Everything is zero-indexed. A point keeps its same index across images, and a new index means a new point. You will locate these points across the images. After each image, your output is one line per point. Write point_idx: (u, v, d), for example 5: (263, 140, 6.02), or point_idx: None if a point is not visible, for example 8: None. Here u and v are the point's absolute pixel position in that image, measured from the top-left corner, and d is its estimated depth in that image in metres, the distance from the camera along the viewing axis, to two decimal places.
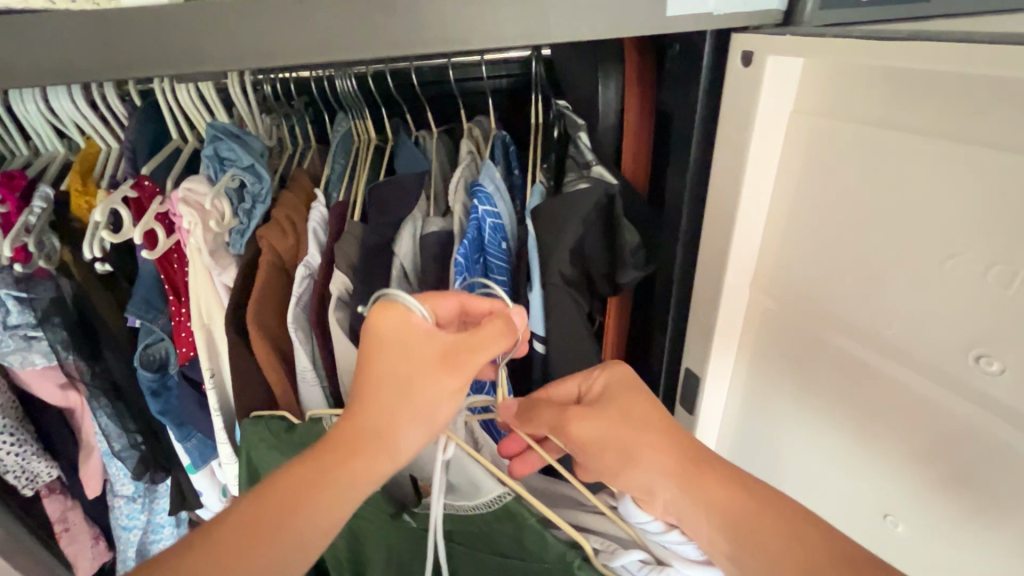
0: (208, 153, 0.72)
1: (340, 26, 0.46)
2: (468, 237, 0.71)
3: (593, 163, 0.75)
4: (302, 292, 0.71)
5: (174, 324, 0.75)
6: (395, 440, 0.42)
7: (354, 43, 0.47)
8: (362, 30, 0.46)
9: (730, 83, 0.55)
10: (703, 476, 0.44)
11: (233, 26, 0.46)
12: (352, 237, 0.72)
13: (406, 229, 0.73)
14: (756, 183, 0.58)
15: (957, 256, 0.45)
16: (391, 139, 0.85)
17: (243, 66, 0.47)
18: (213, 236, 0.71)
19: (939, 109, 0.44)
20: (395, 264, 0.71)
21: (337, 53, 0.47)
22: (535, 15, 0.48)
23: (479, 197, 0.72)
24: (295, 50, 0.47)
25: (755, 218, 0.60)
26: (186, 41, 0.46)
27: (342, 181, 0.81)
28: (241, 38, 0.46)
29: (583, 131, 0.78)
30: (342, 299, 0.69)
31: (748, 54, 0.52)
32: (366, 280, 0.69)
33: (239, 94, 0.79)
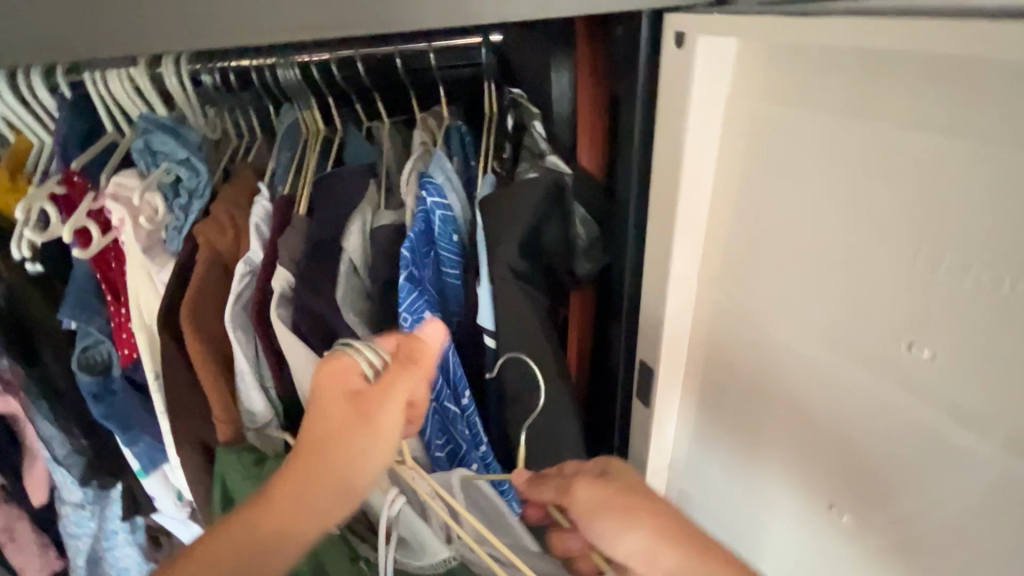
0: (139, 146, 0.70)
1: (252, 9, 0.44)
2: (415, 230, 0.68)
3: (548, 152, 0.74)
4: (242, 289, 0.69)
5: (114, 326, 0.73)
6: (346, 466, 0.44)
7: (265, 28, 0.45)
8: (274, 11, 0.44)
9: (667, 66, 0.53)
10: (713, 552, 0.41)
11: (136, 9, 0.43)
12: (298, 231, 0.70)
13: (354, 222, 0.70)
14: (698, 170, 0.56)
15: (889, 242, 0.44)
16: (340, 131, 0.81)
17: (150, 52, 0.45)
18: (147, 233, 0.70)
19: (869, 91, 0.43)
20: (342, 259, 0.68)
21: (251, 37, 0.45)
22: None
23: (427, 189, 0.69)
24: (201, 33, 0.44)
25: (699, 207, 0.59)
26: (85, 26, 0.43)
27: (288, 175, 0.78)
28: (145, 22, 0.43)
29: (537, 119, 0.77)
30: (286, 296, 0.67)
31: (681, 36, 0.51)
32: (310, 275, 0.67)
33: (176, 83, 0.76)
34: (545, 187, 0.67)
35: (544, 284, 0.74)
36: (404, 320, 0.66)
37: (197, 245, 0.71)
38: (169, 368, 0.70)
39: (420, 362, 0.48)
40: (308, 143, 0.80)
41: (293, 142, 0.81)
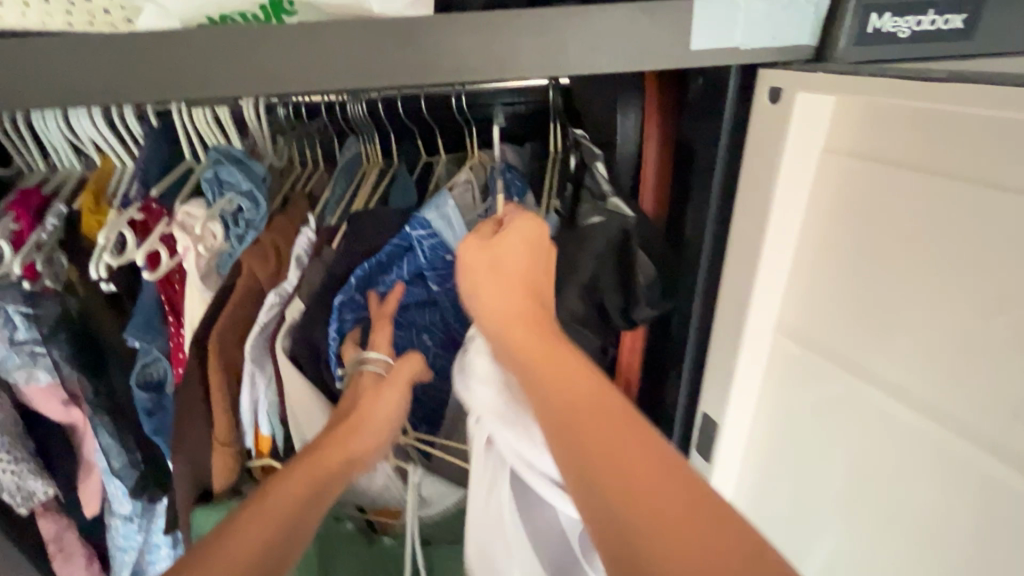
0: (208, 176, 0.72)
1: (353, 54, 0.46)
2: (376, 258, 0.67)
3: (611, 195, 0.70)
4: (267, 320, 0.69)
5: (174, 345, 0.76)
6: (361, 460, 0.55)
7: (362, 72, 0.46)
8: (373, 57, 0.46)
9: (757, 119, 0.51)
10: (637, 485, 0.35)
11: (249, 53, 0.46)
12: (319, 262, 0.70)
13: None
14: (782, 225, 0.54)
15: (1009, 311, 0.41)
16: (395, 164, 0.84)
17: (256, 91, 0.47)
18: (205, 261, 0.72)
19: (996, 159, 0.41)
20: (347, 289, 0.65)
21: (350, 80, 0.47)
22: (554, 47, 0.46)
23: (412, 223, 0.68)
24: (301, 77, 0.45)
25: (781, 261, 0.56)
26: (203, 68, 0.46)
27: (338, 207, 0.80)
28: (257, 66, 0.46)
29: (599, 160, 0.73)
30: (295, 327, 0.67)
31: (777, 90, 0.49)
32: (320, 305, 0.67)
33: (252, 116, 0.79)
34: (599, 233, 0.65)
35: (603, 328, 0.73)
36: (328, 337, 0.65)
37: (239, 273, 0.72)
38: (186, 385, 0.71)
39: (393, 382, 0.57)
40: (366, 177, 0.82)
41: (351, 175, 0.83)
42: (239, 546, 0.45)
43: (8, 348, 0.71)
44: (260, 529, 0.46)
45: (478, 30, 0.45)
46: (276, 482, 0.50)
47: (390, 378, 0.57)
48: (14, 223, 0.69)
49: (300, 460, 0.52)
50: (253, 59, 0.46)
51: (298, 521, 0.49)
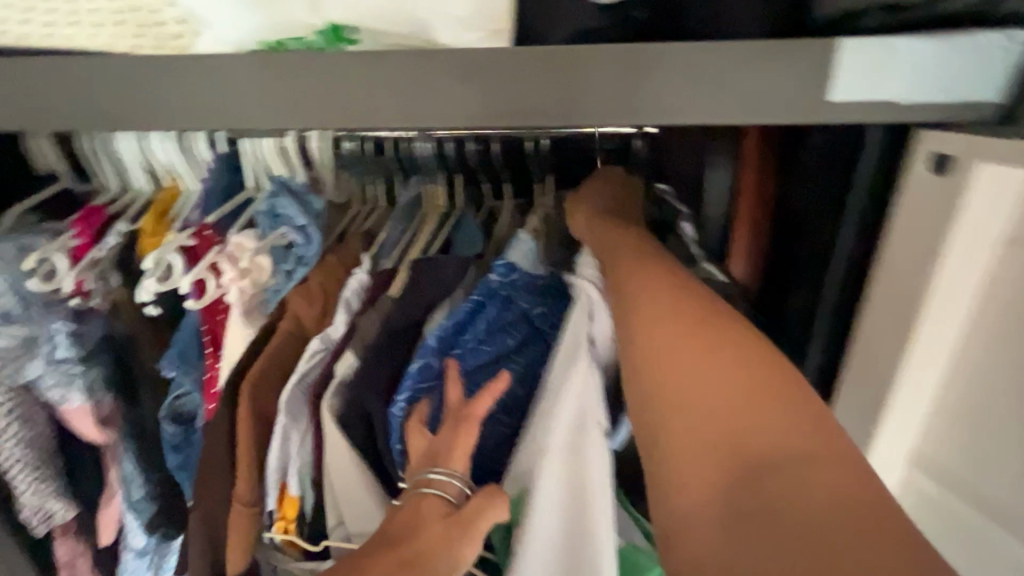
0: (264, 208, 0.69)
1: (413, 90, 0.40)
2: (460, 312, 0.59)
3: (703, 259, 0.63)
4: (308, 369, 0.63)
5: (208, 379, 0.71)
6: None
7: (420, 111, 0.41)
8: (434, 95, 0.40)
9: (913, 188, 0.42)
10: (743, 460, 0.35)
11: (302, 86, 0.42)
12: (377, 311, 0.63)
13: (441, 310, 0.65)
14: (928, 325, 0.42)
15: None
16: (460, 208, 0.79)
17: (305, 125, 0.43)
18: (250, 296, 0.67)
19: None
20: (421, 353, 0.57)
21: (407, 119, 0.41)
22: (643, 91, 0.38)
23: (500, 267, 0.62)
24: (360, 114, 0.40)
25: (924, 369, 0.45)
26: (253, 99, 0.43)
27: (394, 249, 0.73)
28: (310, 100, 0.42)
29: (686, 222, 0.67)
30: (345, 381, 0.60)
31: (943, 158, 0.39)
32: (376, 361, 0.60)
33: (319, 148, 0.76)
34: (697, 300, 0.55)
35: None
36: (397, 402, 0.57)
37: (284, 312, 0.68)
38: (214, 429, 0.64)
39: (463, 528, 0.46)
40: (428, 219, 0.77)
41: (411, 216, 0.78)
42: None
43: (46, 366, 0.69)
44: None
45: (562, 69, 0.38)
46: None
47: (460, 516, 0.47)
48: (73, 238, 0.68)
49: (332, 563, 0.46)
50: (305, 91, 0.42)
51: None
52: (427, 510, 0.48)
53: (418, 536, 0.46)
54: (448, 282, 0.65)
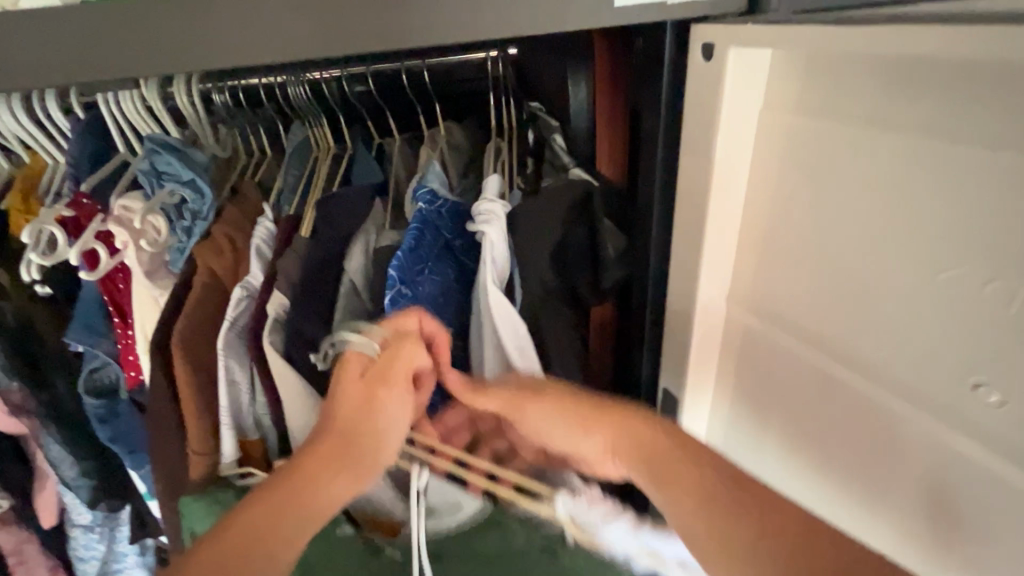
0: (145, 168, 0.70)
1: (262, 23, 0.42)
2: (404, 245, 0.63)
3: (571, 166, 0.71)
4: (237, 316, 0.66)
5: (122, 347, 0.72)
6: (386, 447, 0.53)
7: (275, 43, 0.43)
8: (286, 26, 0.43)
9: (693, 78, 0.52)
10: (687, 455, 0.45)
11: (139, 25, 0.41)
12: (294, 252, 0.67)
13: (356, 245, 0.69)
14: (726, 181, 0.55)
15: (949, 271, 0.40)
16: (350, 147, 0.81)
17: (153, 70, 0.43)
18: (150, 255, 0.69)
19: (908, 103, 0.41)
20: (343, 280, 0.66)
21: (263, 54, 0.43)
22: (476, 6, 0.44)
23: (421, 195, 0.66)
24: (205, 54, 0.43)
25: (728, 217, 0.57)
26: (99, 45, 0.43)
27: (293, 195, 0.76)
28: (152, 39, 0.42)
29: (557, 133, 0.75)
30: (279, 318, 0.64)
31: (708, 46, 0.49)
32: (307, 295, 0.64)
33: (187, 103, 0.74)
34: (556, 200, 0.64)
35: (573, 300, 0.71)
36: None
37: (196, 267, 0.69)
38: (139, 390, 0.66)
39: (393, 373, 0.54)
40: (318, 163, 0.79)
41: (303, 161, 0.80)
42: (239, 528, 0.44)
43: None
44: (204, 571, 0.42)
45: None
46: (272, 476, 0.48)
47: (377, 372, 0.53)
48: None
49: (291, 464, 0.49)
50: (145, 32, 0.41)
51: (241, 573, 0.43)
52: (354, 371, 0.53)
53: (354, 384, 0.53)
54: (340, 221, 0.68)
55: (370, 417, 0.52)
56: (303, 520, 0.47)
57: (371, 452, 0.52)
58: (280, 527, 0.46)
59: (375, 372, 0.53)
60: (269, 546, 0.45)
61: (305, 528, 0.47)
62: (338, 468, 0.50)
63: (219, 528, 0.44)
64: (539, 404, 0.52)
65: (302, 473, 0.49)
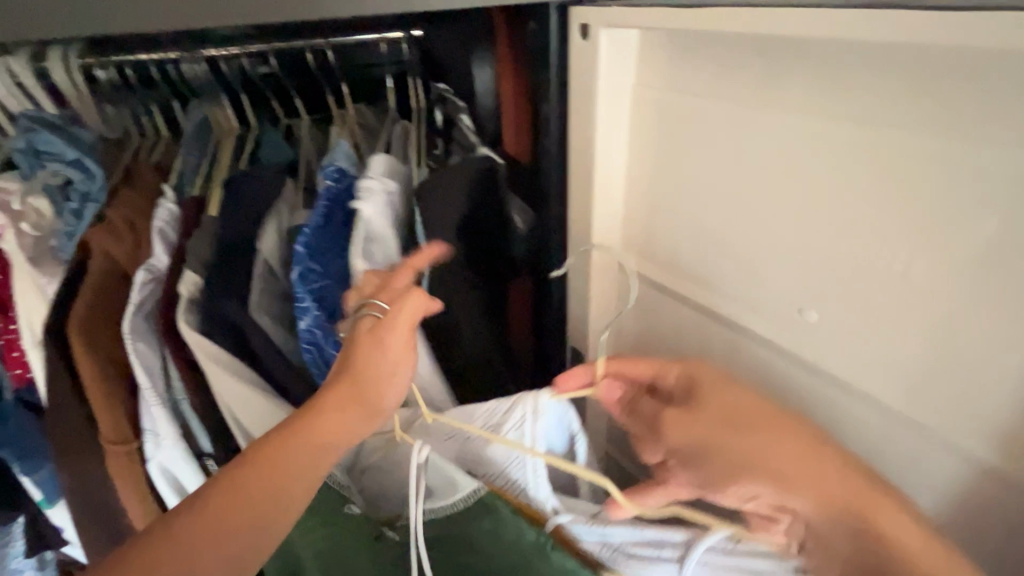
0: (22, 147, 0.65)
1: None
2: (312, 222, 0.64)
3: (478, 144, 0.75)
4: (144, 298, 0.64)
5: (3, 344, 0.68)
6: (397, 387, 0.45)
7: (174, 10, 0.43)
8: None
9: (576, 56, 0.59)
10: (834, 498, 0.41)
11: None
12: (206, 235, 0.65)
13: (270, 222, 0.68)
14: (614, 151, 0.62)
15: None
16: (255, 126, 0.79)
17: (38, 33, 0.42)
18: (35, 241, 0.65)
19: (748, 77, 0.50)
20: (258, 260, 0.65)
21: (162, 21, 0.44)
22: None
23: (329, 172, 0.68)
24: (90, 17, 0.42)
25: (619, 183, 0.64)
26: None
27: (197, 175, 0.75)
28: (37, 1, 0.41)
29: (463, 113, 0.79)
30: (193, 298, 0.63)
31: (585, 27, 0.56)
32: (220, 275, 0.62)
33: (66, 79, 0.70)
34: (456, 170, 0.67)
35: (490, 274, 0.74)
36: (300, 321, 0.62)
37: (89, 254, 0.65)
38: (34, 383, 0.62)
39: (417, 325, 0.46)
40: (222, 143, 0.77)
41: (205, 142, 0.77)
42: (228, 503, 0.39)
43: None
44: (194, 542, 0.37)
45: None
46: (278, 427, 0.42)
47: (394, 317, 0.45)
48: None
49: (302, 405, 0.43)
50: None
51: (238, 533, 0.39)
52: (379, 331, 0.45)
53: (378, 340, 0.45)
54: (250, 201, 0.67)
55: (392, 368, 0.45)
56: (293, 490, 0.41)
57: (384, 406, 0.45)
58: (291, 470, 0.41)
59: (398, 334, 0.45)
60: (268, 499, 0.40)
61: (296, 493, 0.41)
62: (353, 416, 0.43)
63: (215, 482, 0.39)
64: (745, 437, 0.44)
65: (314, 426, 0.42)
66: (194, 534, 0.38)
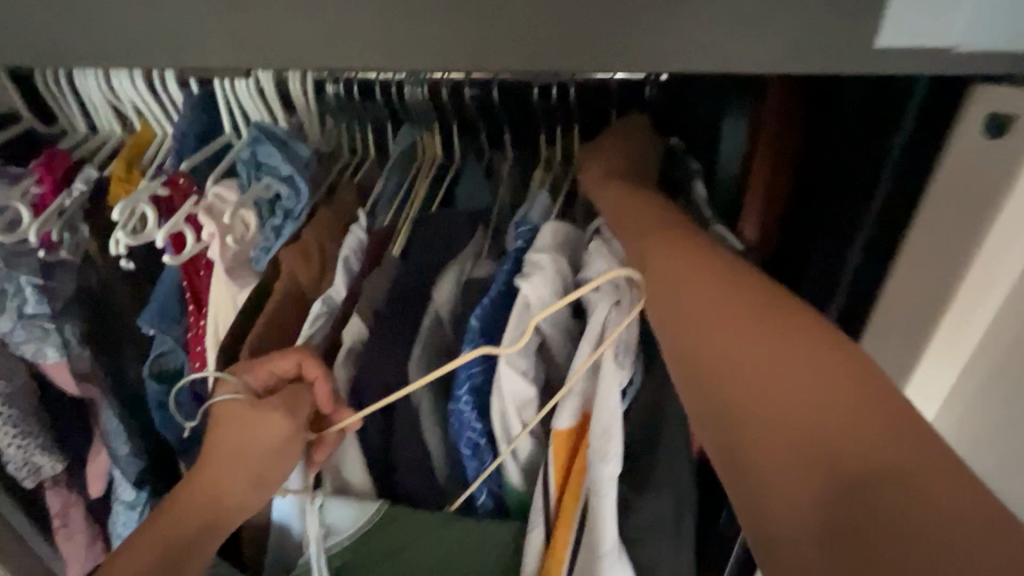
0: (245, 156, 0.64)
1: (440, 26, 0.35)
2: (489, 296, 0.54)
3: (714, 222, 0.59)
4: (313, 335, 0.58)
5: (190, 337, 0.68)
6: (238, 469, 0.53)
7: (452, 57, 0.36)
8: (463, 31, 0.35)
9: (956, 152, 0.42)
10: (869, 409, 0.30)
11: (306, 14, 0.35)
12: (384, 276, 0.60)
13: (450, 272, 0.60)
14: (968, 286, 0.43)
15: None
16: (457, 159, 0.73)
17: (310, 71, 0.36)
18: (234, 251, 0.62)
19: None
20: (428, 312, 0.57)
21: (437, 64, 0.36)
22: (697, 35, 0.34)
23: (519, 232, 0.58)
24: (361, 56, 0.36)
25: (955, 326, 0.46)
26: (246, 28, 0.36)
27: (391, 204, 0.69)
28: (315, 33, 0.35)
29: (698, 179, 0.64)
30: (356, 350, 0.57)
31: (995, 117, 0.39)
32: (391, 328, 0.56)
33: (299, 90, 0.70)
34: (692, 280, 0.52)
35: None
36: (456, 397, 0.54)
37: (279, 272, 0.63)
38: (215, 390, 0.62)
39: (261, 392, 0.54)
40: (422, 171, 0.72)
41: (404, 170, 0.72)
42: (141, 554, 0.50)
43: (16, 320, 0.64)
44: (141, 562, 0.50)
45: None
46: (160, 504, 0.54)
47: (286, 396, 0.53)
48: (36, 185, 0.64)
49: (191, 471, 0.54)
50: None
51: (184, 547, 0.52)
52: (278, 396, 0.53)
53: (240, 419, 0.53)
54: (435, 246, 0.61)
55: (251, 427, 0.53)
56: (235, 497, 0.54)
57: (219, 488, 0.53)
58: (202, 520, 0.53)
59: (242, 406, 0.53)
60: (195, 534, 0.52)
61: (218, 522, 0.54)
62: (242, 481, 0.54)
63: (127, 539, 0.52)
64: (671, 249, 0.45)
65: (243, 444, 0.53)
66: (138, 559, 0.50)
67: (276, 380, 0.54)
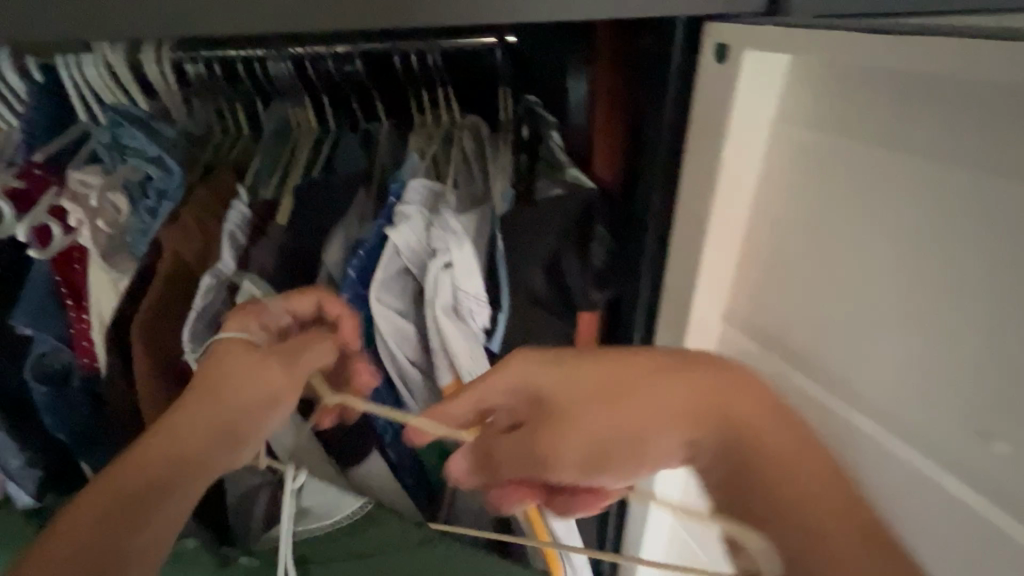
0: (107, 141, 0.65)
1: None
2: (365, 246, 0.58)
3: (567, 164, 0.68)
4: (205, 306, 0.60)
5: (75, 333, 0.67)
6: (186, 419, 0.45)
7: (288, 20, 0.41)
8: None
9: (705, 79, 0.52)
10: (705, 417, 0.38)
11: None
12: (271, 243, 0.63)
13: (338, 233, 0.64)
14: (738, 188, 0.55)
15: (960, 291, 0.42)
16: (334, 130, 0.76)
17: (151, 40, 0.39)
18: (109, 237, 0.62)
19: (942, 123, 0.41)
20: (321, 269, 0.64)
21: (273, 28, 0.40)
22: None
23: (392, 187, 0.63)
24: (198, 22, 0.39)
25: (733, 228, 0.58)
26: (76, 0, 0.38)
27: (272, 178, 0.71)
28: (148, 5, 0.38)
29: (554, 130, 0.72)
30: None
31: (723, 47, 0.49)
32: (288, 286, 0.62)
33: (155, 71, 0.68)
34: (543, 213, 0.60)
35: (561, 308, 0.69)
36: None
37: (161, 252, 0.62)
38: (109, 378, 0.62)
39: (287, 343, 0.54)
40: (298, 144, 0.74)
41: (281, 145, 0.74)
42: (126, 482, 0.40)
43: None
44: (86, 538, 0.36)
45: None
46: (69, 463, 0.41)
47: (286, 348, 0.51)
48: None
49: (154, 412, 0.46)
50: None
51: (132, 520, 0.39)
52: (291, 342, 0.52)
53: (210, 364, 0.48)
54: (317, 209, 0.64)
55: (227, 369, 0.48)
56: (199, 451, 0.44)
57: (245, 428, 0.47)
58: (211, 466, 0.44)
59: (252, 360, 0.49)
60: (154, 497, 0.40)
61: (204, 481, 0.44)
62: (207, 440, 0.45)
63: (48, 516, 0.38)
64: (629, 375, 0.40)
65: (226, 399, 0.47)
66: (79, 522, 0.37)
67: (289, 322, 0.55)
